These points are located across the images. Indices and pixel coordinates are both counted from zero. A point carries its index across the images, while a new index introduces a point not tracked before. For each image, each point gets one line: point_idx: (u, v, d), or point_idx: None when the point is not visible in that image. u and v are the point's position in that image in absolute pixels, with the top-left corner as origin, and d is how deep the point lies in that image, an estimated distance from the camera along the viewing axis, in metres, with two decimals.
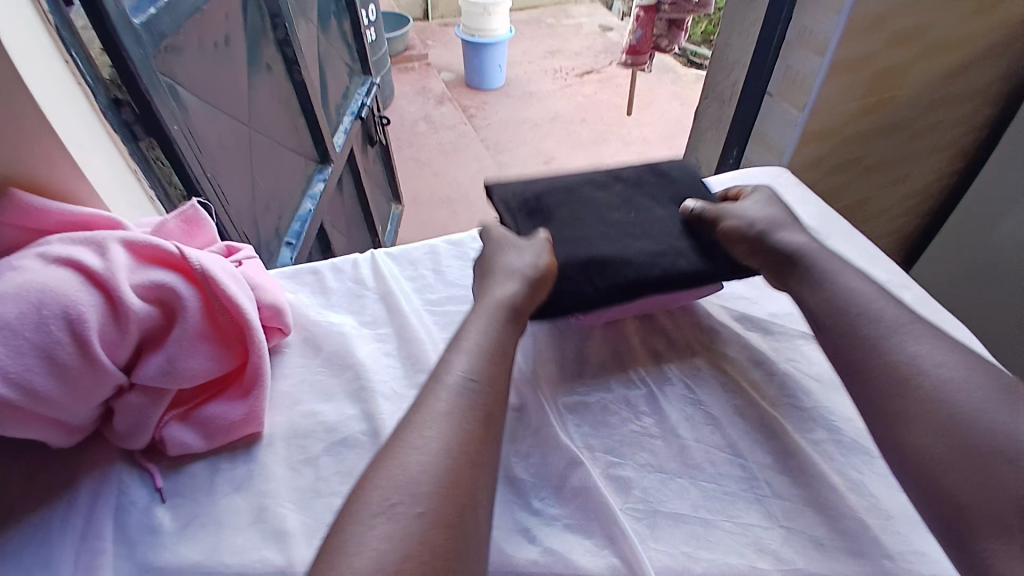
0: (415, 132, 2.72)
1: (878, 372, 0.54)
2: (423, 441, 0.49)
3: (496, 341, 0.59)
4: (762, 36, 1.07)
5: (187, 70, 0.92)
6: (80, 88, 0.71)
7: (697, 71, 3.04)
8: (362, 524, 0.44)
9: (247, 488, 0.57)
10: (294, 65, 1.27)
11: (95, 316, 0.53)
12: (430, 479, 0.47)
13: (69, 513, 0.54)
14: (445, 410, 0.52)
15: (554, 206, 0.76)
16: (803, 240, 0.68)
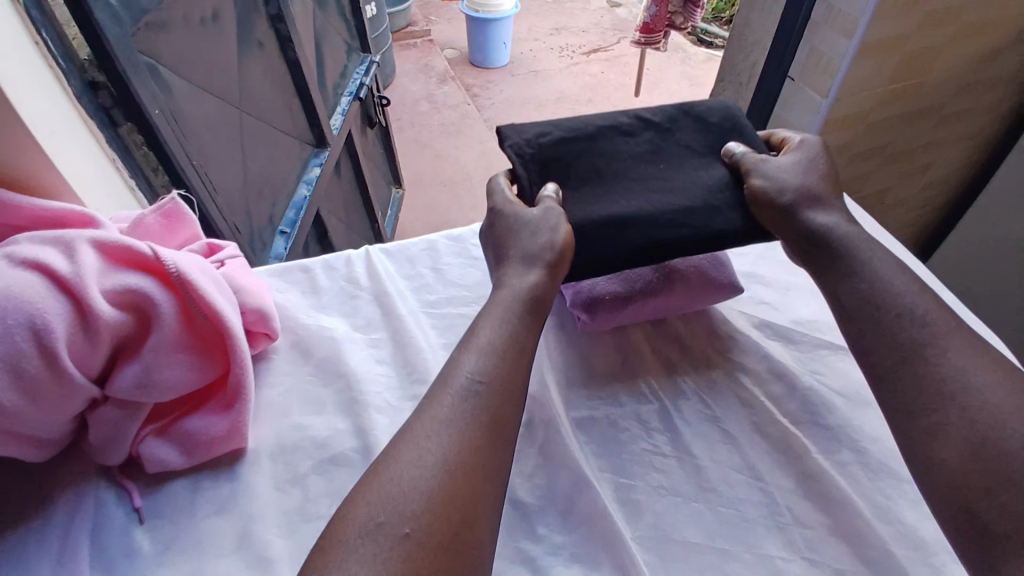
0: (417, 112, 2.64)
1: (908, 376, 0.51)
2: (421, 452, 0.46)
3: (509, 340, 0.54)
4: (785, 15, 1.01)
5: (170, 48, 0.86)
6: (52, 72, 0.66)
7: (708, 50, 2.94)
8: (348, 544, 0.40)
9: (231, 509, 0.53)
10: (288, 42, 1.20)
11: (63, 325, 0.49)
12: (423, 496, 0.43)
13: (43, 534, 0.51)
14: (448, 417, 0.48)
15: (570, 152, 0.65)
16: (835, 222, 0.62)
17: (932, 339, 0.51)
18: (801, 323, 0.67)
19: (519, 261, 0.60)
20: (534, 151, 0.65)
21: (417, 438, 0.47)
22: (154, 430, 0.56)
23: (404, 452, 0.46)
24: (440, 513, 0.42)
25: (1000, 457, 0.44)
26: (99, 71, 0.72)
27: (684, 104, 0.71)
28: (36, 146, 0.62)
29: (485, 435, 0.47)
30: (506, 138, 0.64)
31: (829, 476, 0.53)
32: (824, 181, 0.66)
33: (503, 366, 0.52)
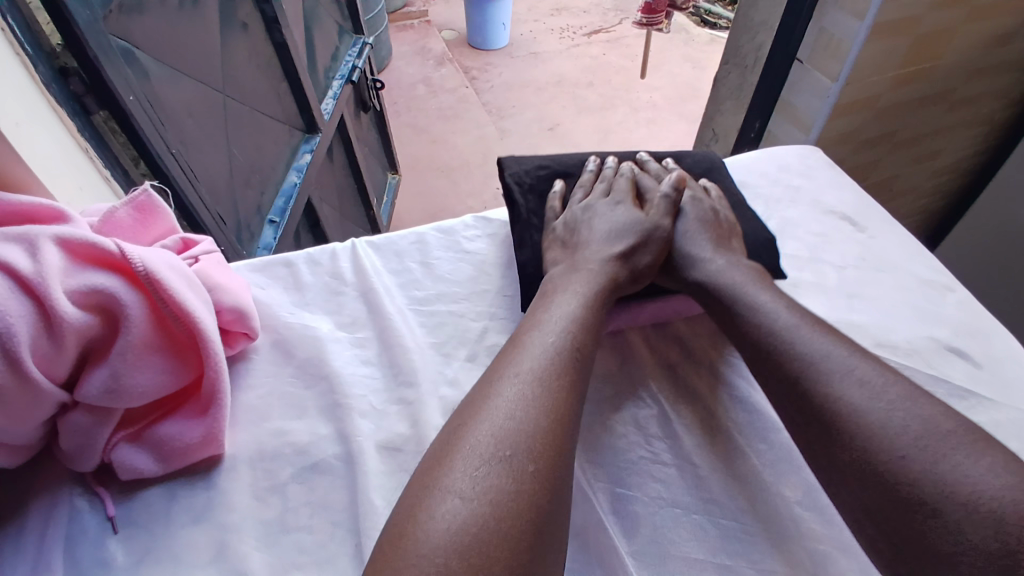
0: (414, 95, 2.59)
1: (800, 406, 0.48)
2: (523, 394, 0.46)
3: (586, 314, 0.54)
4: None
5: (146, 30, 0.82)
6: (18, 58, 0.63)
7: (710, 31, 2.87)
8: (464, 477, 0.40)
9: (207, 519, 0.50)
10: (274, 24, 1.15)
11: (25, 328, 0.46)
12: (536, 434, 0.43)
13: (15, 545, 0.48)
14: (537, 373, 0.48)
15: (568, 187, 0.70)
16: (722, 266, 0.60)
17: (819, 361, 0.48)
18: None
19: (597, 255, 0.60)
20: (532, 183, 0.71)
21: (517, 379, 0.47)
22: (127, 437, 0.53)
23: (507, 394, 0.46)
24: (551, 455, 0.43)
25: (895, 487, 0.41)
26: (70, 56, 0.69)
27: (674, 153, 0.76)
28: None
29: (573, 389, 0.48)
30: (506, 168, 0.72)
31: None
32: (706, 222, 0.65)
33: (587, 334, 0.52)
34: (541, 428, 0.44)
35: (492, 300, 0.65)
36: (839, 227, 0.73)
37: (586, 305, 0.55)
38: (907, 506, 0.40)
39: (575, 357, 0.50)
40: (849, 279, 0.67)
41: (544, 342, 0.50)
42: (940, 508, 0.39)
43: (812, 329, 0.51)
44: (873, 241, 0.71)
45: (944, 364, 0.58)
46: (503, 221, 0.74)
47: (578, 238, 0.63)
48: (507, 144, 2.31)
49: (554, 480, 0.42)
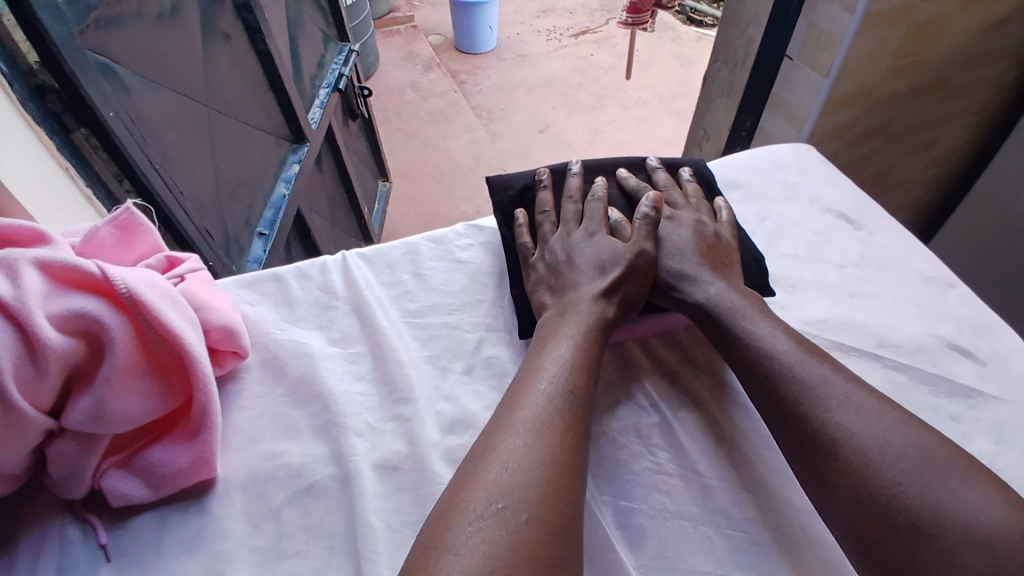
0: (403, 101, 2.57)
1: (793, 430, 0.47)
2: (520, 445, 0.45)
3: (587, 355, 0.53)
4: None
5: (125, 44, 0.80)
6: None
7: (697, 28, 2.87)
8: (463, 529, 0.40)
9: (199, 548, 0.48)
10: (258, 34, 1.14)
11: (5, 355, 0.44)
12: (535, 486, 0.43)
13: None
14: (535, 418, 0.47)
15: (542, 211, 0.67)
16: (718, 288, 0.57)
17: (817, 386, 0.47)
18: (814, 324, 0.60)
19: (589, 291, 0.57)
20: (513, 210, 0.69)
21: (512, 432, 0.46)
22: (116, 463, 0.51)
23: (504, 448, 0.45)
24: (552, 504, 0.42)
25: (887, 515, 0.40)
26: (48, 73, 0.68)
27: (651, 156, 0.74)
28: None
29: (572, 433, 0.47)
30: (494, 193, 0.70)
31: None
32: (703, 244, 0.62)
33: (585, 376, 0.51)
34: (540, 478, 0.43)
35: (487, 310, 0.64)
36: (837, 225, 0.72)
37: (581, 344, 0.53)
38: (896, 530, 0.40)
39: (572, 401, 0.49)
40: (850, 278, 0.66)
41: (542, 387, 0.49)
42: (932, 533, 0.39)
43: (807, 356, 0.49)
44: (872, 238, 0.70)
45: (949, 362, 0.58)
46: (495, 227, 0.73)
47: (567, 274, 0.60)
48: (499, 148, 2.30)
49: (556, 532, 0.41)
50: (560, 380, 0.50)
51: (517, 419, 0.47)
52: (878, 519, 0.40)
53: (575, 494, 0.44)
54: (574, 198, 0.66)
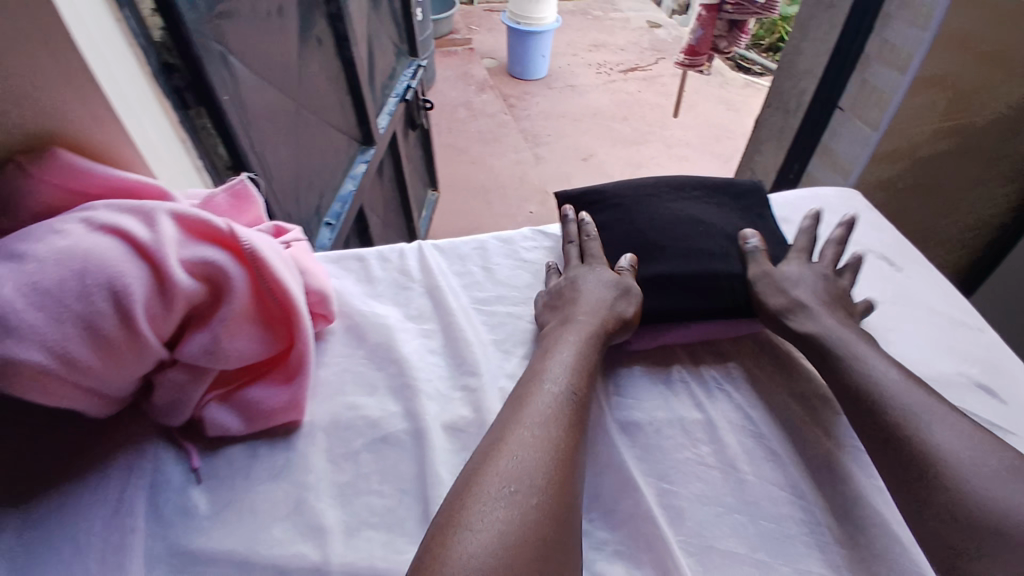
0: (455, 118, 2.69)
1: (885, 440, 0.51)
2: (528, 438, 0.49)
3: (586, 361, 0.58)
4: (836, 50, 1.03)
5: (240, 37, 0.89)
6: (130, 49, 0.66)
7: (745, 76, 2.95)
8: (485, 505, 0.44)
9: (285, 477, 0.55)
10: (345, 42, 1.24)
11: (140, 289, 0.51)
12: (541, 473, 0.47)
13: (99, 489, 0.53)
14: (544, 413, 0.52)
15: (607, 224, 0.74)
16: (831, 325, 0.61)
17: (909, 406, 0.52)
18: None
19: (592, 304, 0.63)
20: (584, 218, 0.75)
21: (522, 426, 0.50)
22: (217, 395, 0.58)
23: (512, 440, 0.49)
24: (558, 491, 0.46)
25: (971, 522, 0.44)
26: (174, 55, 0.74)
27: (712, 181, 0.78)
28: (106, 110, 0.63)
29: (574, 431, 0.52)
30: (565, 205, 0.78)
31: (872, 500, 0.53)
32: (831, 292, 0.66)
33: (585, 379, 0.56)
34: (545, 467, 0.47)
35: None
36: (875, 264, 0.77)
37: (583, 351, 0.59)
38: (975, 536, 0.44)
39: (573, 401, 0.54)
40: (885, 313, 0.71)
41: (546, 389, 0.54)
42: (1011, 537, 0.43)
43: (906, 378, 0.55)
44: (908, 280, 0.75)
45: (973, 399, 0.62)
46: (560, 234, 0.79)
47: (570, 295, 0.65)
48: (542, 171, 2.38)
49: (558, 517, 0.45)
50: (565, 383, 0.55)
51: (527, 411, 0.52)
52: (964, 526, 0.45)
53: (571, 485, 0.48)
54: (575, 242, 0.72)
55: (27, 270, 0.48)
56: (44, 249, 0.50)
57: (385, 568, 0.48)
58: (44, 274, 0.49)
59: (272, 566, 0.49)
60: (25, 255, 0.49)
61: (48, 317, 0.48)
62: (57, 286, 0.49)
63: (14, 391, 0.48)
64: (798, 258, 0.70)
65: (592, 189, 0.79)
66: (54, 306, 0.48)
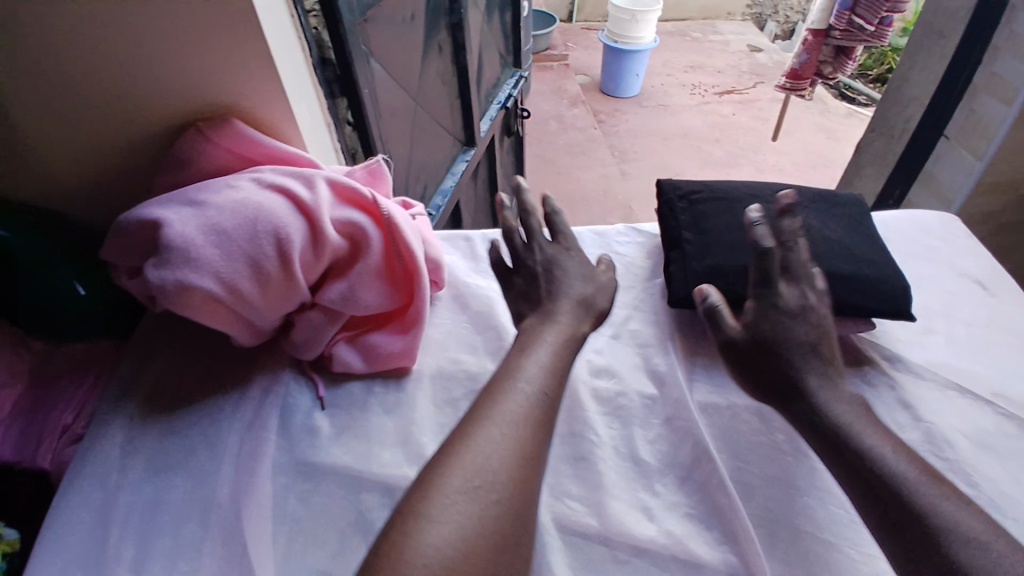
0: (546, 130, 2.78)
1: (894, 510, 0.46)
2: (497, 435, 0.47)
3: (561, 363, 0.55)
4: (945, 77, 1.03)
5: (379, 39, 1.01)
6: (299, 41, 0.79)
7: (849, 105, 2.87)
8: (446, 497, 0.42)
9: (395, 413, 0.65)
10: (461, 50, 1.36)
11: (298, 239, 0.62)
12: (507, 469, 0.45)
13: (237, 405, 0.66)
14: (519, 407, 0.50)
15: (709, 211, 0.73)
16: (826, 394, 0.55)
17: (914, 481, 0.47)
18: (933, 364, 0.67)
19: (573, 304, 0.62)
20: (684, 205, 0.75)
21: (493, 420, 0.48)
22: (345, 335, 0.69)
23: (481, 433, 0.47)
24: (520, 491, 0.45)
25: None
26: (331, 50, 0.86)
27: (820, 191, 0.78)
28: (278, 92, 0.74)
29: (544, 430, 0.50)
30: (662, 192, 0.78)
31: None
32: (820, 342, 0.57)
33: (560, 380, 0.54)
34: (512, 464, 0.46)
35: (637, 295, 0.75)
36: (968, 289, 0.77)
37: (556, 354, 0.56)
38: None
39: (546, 401, 0.52)
40: (975, 336, 0.71)
41: (522, 385, 0.52)
42: None
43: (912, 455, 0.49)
44: (1003, 306, 0.74)
45: None
46: (653, 232, 0.83)
47: (548, 286, 0.64)
48: (627, 186, 2.43)
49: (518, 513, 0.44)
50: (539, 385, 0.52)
51: (499, 406, 0.49)
52: None
53: (533, 486, 0.47)
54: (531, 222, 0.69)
55: (215, 215, 0.61)
56: (225, 199, 0.61)
57: None
58: (226, 219, 0.60)
59: (382, 482, 0.59)
60: (208, 204, 0.62)
61: (224, 253, 0.60)
62: (233, 229, 0.60)
63: (189, 314, 0.60)
64: (762, 297, 0.60)
65: (696, 180, 0.77)
66: (230, 244, 0.60)
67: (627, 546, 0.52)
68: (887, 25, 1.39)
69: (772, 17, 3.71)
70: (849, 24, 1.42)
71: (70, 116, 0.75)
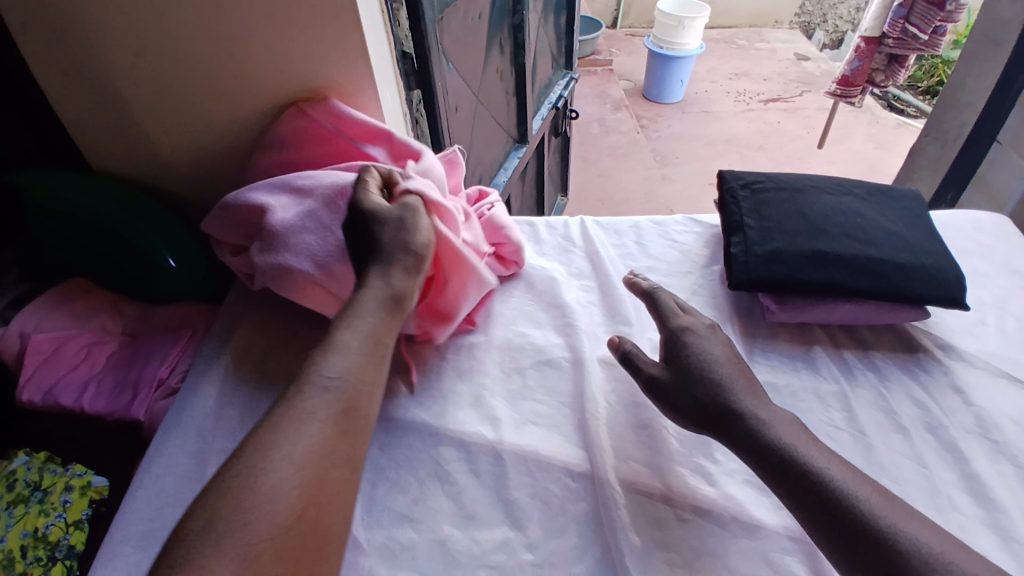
0: (589, 132, 2.82)
1: (822, 496, 0.49)
2: (285, 446, 0.48)
3: (359, 356, 0.57)
4: (999, 85, 1.07)
5: (451, 36, 1.07)
6: (385, 35, 0.85)
7: (899, 116, 2.83)
8: (229, 516, 0.44)
9: (467, 377, 0.68)
10: (520, 49, 1.41)
11: None
12: (289, 481, 0.47)
13: None
14: (314, 412, 0.51)
15: (772, 202, 0.76)
16: (754, 403, 0.56)
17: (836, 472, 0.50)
18: (987, 354, 0.69)
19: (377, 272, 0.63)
20: (748, 196, 0.78)
21: (284, 431, 0.49)
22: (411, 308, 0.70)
23: (265, 449, 0.48)
24: (304, 499, 0.47)
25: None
26: (411, 44, 0.92)
27: (879, 187, 0.80)
28: (369, 83, 0.81)
29: (338, 426, 0.52)
30: (725, 183, 0.81)
31: (988, 483, 0.56)
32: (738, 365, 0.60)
33: (362, 372, 0.56)
34: (295, 477, 0.47)
35: (696, 281, 0.78)
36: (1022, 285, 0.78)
37: (359, 351, 0.57)
38: None
39: (344, 398, 0.53)
40: None
41: (318, 389, 0.53)
42: None
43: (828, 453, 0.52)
44: None
45: None
46: (711, 223, 0.87)
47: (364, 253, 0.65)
48: (670, 190, 2.44)
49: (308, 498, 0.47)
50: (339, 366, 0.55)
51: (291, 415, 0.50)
52: None
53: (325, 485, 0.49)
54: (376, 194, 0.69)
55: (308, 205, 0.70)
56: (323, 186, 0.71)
57: (548, 455, 0.60)
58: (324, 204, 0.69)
59: (458, 437, 0.62)
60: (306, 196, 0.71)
61: (319, 236, 0.68)
62: (330, 214, 0.69)
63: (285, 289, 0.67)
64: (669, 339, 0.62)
65: (759, 173, 0.81)
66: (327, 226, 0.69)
67: (690, 507, 0.57)
68: (941, 35, 1.40)
69: (819, 27, 3.67)
70: (903, 32, 1.42)
71: (177, 97, 0.83)
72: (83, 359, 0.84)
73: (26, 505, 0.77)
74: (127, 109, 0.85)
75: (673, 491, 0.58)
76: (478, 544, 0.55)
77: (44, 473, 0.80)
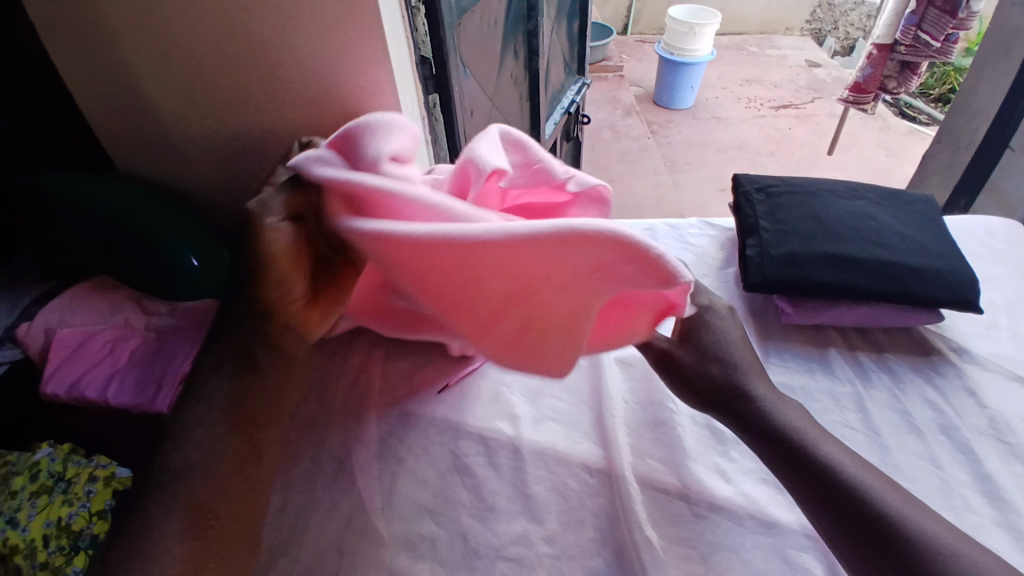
0: (599, 138, 2.84)
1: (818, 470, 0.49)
2: (168, 506, 0.57)
3: (230, 402, 0.64)
4: (1013, 92, 1.08)
5: (468, 41, 1.09)
6: (405, 40, 0.87)
7: (910, 123, 2.83)
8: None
9: (488, 374, 0.70)
10: (534, 55, 1.43)
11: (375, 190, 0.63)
12: (180, 538, 0.55)
13: None
14: (196, 463, 0.60)
15: (786, 204, 0.78)
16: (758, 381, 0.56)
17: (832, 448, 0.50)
18: (1001, 357, 0.69)
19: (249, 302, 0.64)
20: (762, 199, 0.80)
21: (162, 493, 0.57)
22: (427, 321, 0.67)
23: (159, 515, 0.56)
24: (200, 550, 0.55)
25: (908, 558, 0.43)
26: (429, 49, 0.94)
27: (893, 191, 0.81)
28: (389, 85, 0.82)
29: (231, 478, 0.59)
30: (739, 186, 0.83)
31: (1003, 484, 0.57)
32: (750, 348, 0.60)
33: (229, 418, 0.63)
34: (184, 532, 0.55)
35: (711, 282, 0.79)
36: None
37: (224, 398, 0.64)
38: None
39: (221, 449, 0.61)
40: None
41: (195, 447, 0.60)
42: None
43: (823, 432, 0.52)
44: None
45: None
46: (725, 226, 0.88)
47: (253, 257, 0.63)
48: (681, 196, 2.45)
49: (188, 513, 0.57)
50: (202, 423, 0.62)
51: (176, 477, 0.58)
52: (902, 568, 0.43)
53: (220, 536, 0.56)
54: (276, 212, 0.61)
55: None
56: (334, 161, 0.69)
57: (566, 451, 0.62)
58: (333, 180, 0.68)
59: (478, 433, 0.64)
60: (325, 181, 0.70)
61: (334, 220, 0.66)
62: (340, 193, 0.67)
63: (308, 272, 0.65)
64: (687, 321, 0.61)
65: (773, 177, 0.82)
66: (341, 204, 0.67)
67: (706, 503, 0.58)
68: (953, 43, 1.41)
69: (830, 34, 3.67)
70: (915, 39, 1.43)
71: (199, 97, 0.85)
72: (107, 354, 0.87)
73: (49, 496, 0.77)
74: (150, 111, 0.87)
75: (689, 487, 0.59)
76: (498, 537, 0.56)
77: (67, 464, 0.81)
